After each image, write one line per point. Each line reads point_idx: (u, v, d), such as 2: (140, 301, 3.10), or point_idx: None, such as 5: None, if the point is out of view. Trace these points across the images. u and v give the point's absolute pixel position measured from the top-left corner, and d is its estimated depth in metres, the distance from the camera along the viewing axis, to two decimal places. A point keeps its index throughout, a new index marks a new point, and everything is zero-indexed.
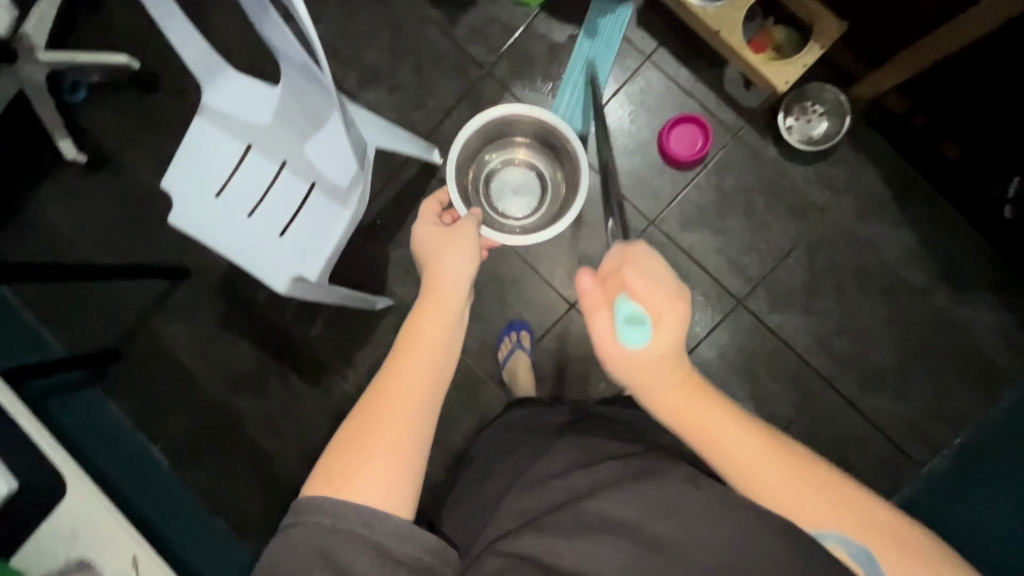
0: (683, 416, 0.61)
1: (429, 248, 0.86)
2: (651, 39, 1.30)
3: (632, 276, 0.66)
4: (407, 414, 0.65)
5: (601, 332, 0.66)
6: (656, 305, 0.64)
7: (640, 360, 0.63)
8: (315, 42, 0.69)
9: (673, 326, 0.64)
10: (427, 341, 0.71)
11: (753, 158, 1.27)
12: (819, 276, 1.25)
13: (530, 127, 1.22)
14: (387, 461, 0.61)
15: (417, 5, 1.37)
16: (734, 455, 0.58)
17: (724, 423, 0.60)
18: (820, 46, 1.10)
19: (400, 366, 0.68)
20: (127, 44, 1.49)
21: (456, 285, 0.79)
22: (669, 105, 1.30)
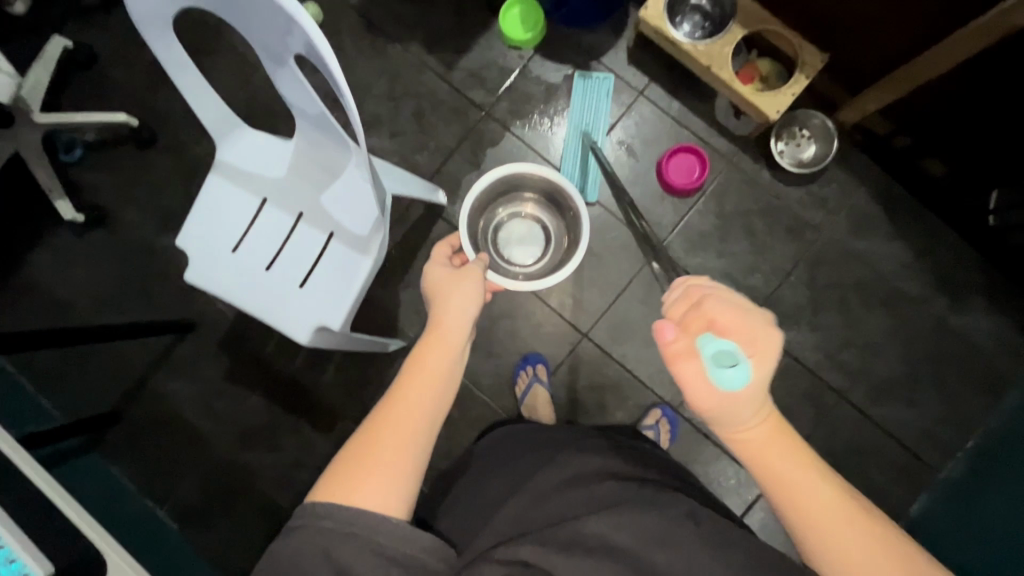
0: (757, 453, 0.62)
1: (436, 281, 0.88)
2: (642, 75, 1.36)
3: (721, 313, 0.68)
4: (409, 436, 0.66)
5: (692, 373, 0.66)
6: (742, 340, 0.66)
7: (734, 398, 0.64)
8: (354, 117, 0.70)
9: (763, 360, 0.66)
10: (429, 367, 0.73)
11: (749, 183, 1.32)
12: (822, 292, 1.29)
13: (538, 184, 1.26)
14: (389, 477, 0.62)
15: (415, 52, 1.41)
16: (799, 499, 0.58)
17: (790, 469, 0.59)
18: (805, 76, 1.16)
19: (405, 391, 0.70)
20: (122, 100, 1.49)
21: (458, 317, 0.82)
22: (665, 137, 1.34)
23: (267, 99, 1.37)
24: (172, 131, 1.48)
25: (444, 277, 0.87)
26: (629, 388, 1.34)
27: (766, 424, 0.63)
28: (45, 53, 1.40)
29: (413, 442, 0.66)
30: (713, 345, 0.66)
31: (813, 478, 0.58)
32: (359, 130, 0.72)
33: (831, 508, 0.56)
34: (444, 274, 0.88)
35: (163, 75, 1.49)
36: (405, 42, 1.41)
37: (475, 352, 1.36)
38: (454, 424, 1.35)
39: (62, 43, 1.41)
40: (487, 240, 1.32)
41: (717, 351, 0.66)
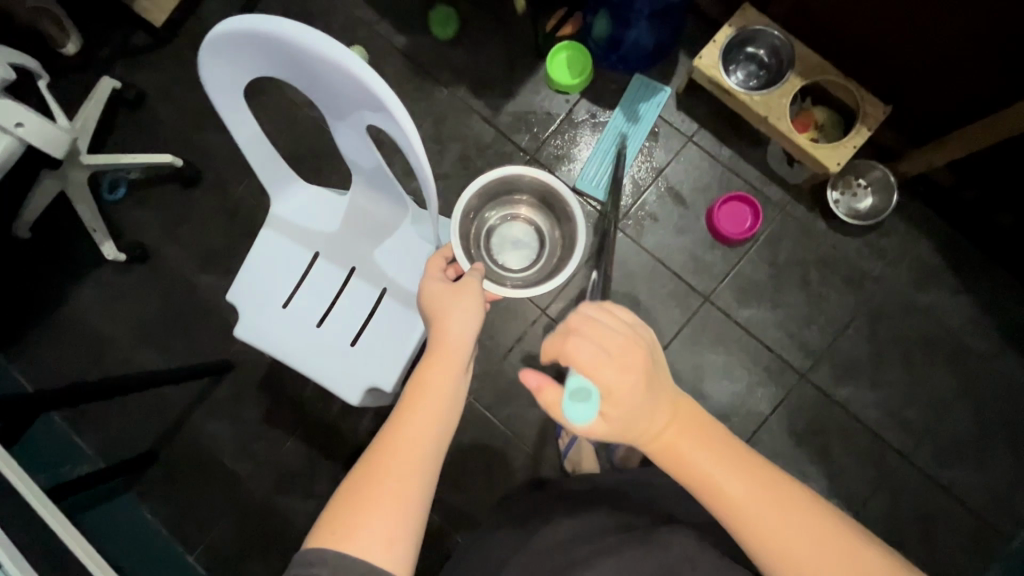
0: (668, 456, 0.56)
1: (434, 296, 0.77)
2: (691, 121, 1.33)
3: (578, 339, 0.58)
4: (408, 481, 0.60)
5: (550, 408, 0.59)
6: (609, 382, 0.57)
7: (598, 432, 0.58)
8: (431, 189, 0.71)
9: (638, 384, 0.57)
10: (434, 389, 0.66)
11: (803, 232, 1.28)
12: (882, 345, 1.25)
13: (533, 186, 1.19)
14: (392, 523, 0.57)
15: (461, 96, 1.40)
16: (718, 491, 0.54)
17: (704, 461, 0.55)
18: (867, 129, 1.12)
19: (406, 418, 0.64)
20: (167, 139, 1.49)
21: (460, 332, 0.72)
22: (715, 185, 1.31)
23: (313, 142, 1.37)
24: (215, 170, 1.48)
25: (440, 291, 0.76)
26: None
27: (679, 413, 0.58)
28: (94, 94, 1.41)
29: (413, 475, 0.61)
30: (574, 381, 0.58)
31: (733, 469, 0.54)
32: (432, 190, 0.72)
33: (754, 492, 0.53)
34: (441, 287, 0.77)
35: (208, 115, 1.49)
36: (450, 86, 1.41)
37: (518, 401, 1.33)
38: (496, 476, 1.31)
39: (111, 84, 1.43)
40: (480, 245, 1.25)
41: (575, 390, 0.58)
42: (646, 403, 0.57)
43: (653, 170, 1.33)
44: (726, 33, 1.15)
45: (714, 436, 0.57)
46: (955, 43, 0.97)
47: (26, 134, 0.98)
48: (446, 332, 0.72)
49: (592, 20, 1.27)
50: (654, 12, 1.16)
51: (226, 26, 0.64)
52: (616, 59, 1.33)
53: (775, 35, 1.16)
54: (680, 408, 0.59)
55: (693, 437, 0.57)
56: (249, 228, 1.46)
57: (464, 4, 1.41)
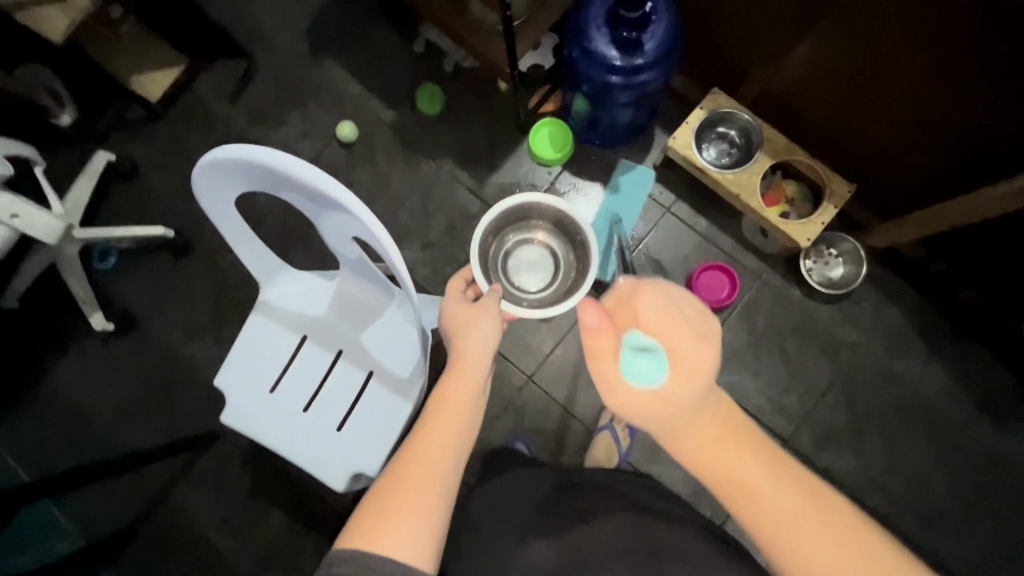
0: (706, 453, 0.59)
1: (454, 319, 0.85)
2: (668, 192, 1.39)
3: (651, 312, 0.64)
4: (432, 484, 0.68)
5: (607, 373, 0.63)
6: (677, 344, 0.62)
7: (650, 396, 0.61)
8: (407, 283, 0.75)
9: (700, 376, 0.61)
10: (454, 404, 0.75)
11: (779, 300, 1.32)
12: (858, 411, 1.28)
13: (548, 212, 1.16)
14: (415, 525, 0.64)
15: (448, 169, 1.45)
16: (762, 505, 0.56)
17: (755, 474, 0.57)
18: (835, 206, 1.19)
19: (430, 428, 0.72)
20: (158, 209, 1.53)
21: (477, 352, 0.80)
22: (694, 254, 1.36)
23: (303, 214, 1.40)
24: (206, 240, 1.51)
25: (461, 311, 0.84)
26: None
27: (734, 424, 0.60)
28: (88, 168, 1.44)
29: (433, 479, 0.68)
30: (636, 344, 0.62)
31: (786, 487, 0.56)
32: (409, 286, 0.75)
33: (805, 512, 0.55)
34: (460, 309, 0.85)
35: None
36: (437, 159, 1.46)
37: None
38: None
39: (106, 158, 1.47)
40: (496, 267, 1.21)
41: (639, 360, 0.61)
42: (707, 401, 0.60)
43: (632, 240, 1.37)
44: (697, 115, 1.22)
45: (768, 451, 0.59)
46: (910, 133, 1.04)
47: (22, 225, 1.01)
48: (467, 351, 0.81)
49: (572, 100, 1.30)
50: (628, 98, 1.20)
51: (214, 154, 0.68)
52: (597, 133, 1.37)
53: (743, 116, 1.23)
54: (737, 421, 0.60)
55: (751, 447, 0.59)
56: (239, 297, 1.48)
57: (450, 83, 1.48)
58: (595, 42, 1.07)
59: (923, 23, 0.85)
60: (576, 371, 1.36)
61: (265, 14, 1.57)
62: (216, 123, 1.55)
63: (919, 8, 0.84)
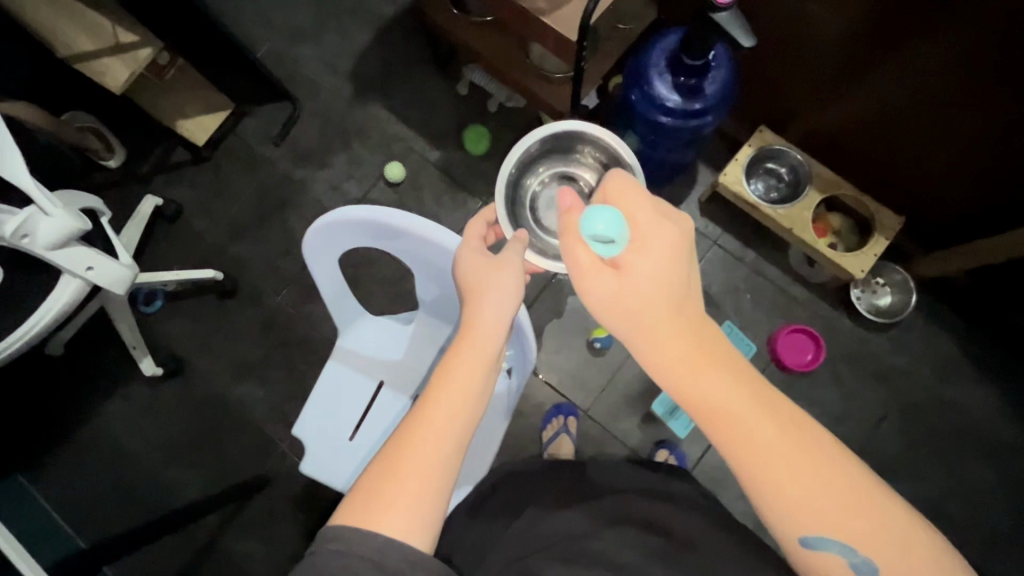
0: (677, 364, 0.55)
1: (471, 275, 0.73)
2: (714, 225, 1.41)
3: (619, 195, 0.60)
4: (432, 460, 0.61)
5: (579, 260, 0.57)
6: (643, 229, 0.58)
7: (614, 286, 0.56)
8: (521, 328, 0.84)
9: (670, 270, 0.56)
10: (459, 375, 0.65)
11: (829, 329, 1.34)
12: (915, 438, 1.29)
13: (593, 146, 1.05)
14: (414, 507, 0.59)
15: (495, 207, 1.48)
16: (731, 424, 0.53)
17: (724, 393, 0.54)
18: (885, 238, 1.22)
19: (432, 399, 0.64)
20: (204, 252, 1.53)
21: (493, 320, 0.69)
22: (742, 285, 1.38)
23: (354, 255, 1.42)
24: (253, 281, 1.51)
25: (480, 265, 0.73)
26: None
27: (707, 337, 0.56)
28: (136, 212, 1.45)
29: (430, 459, 0.61)
30: (600, 213, 0.57)
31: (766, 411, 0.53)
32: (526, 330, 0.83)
33: (771, 432, 0.53)
34: (478, 265, 0.72)
35: (246, 227, 1.54)
36: (485, 196, 1.49)
37: None
38: None
39: (153, 202, 1.47)
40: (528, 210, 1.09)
41: (599, 227, 0.57)
42: (676, 297, 0.56)
43: None
44: (746, 152, 1.26)
45: (745, 372, 0.55)
46: (958, 172, 1.08)
47: (96, 277, 1.00)
48: (480, 314, 0.69)
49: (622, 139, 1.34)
50: (684, 142, 1.23)
51: (349, 215, 0.75)
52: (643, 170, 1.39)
53: (792, 154, 1.28)
54: (710, 337, 0.56)
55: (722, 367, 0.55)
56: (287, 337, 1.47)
57: (496, 123, 1.51)
58: (654, 86, 1.10)
59: (985, 79, 0.90)
60: (631, 404, 1.36)
61: (310, 58, 1.61)
62: (261, 165, 1.57)
63: (982, 65, 0.88)
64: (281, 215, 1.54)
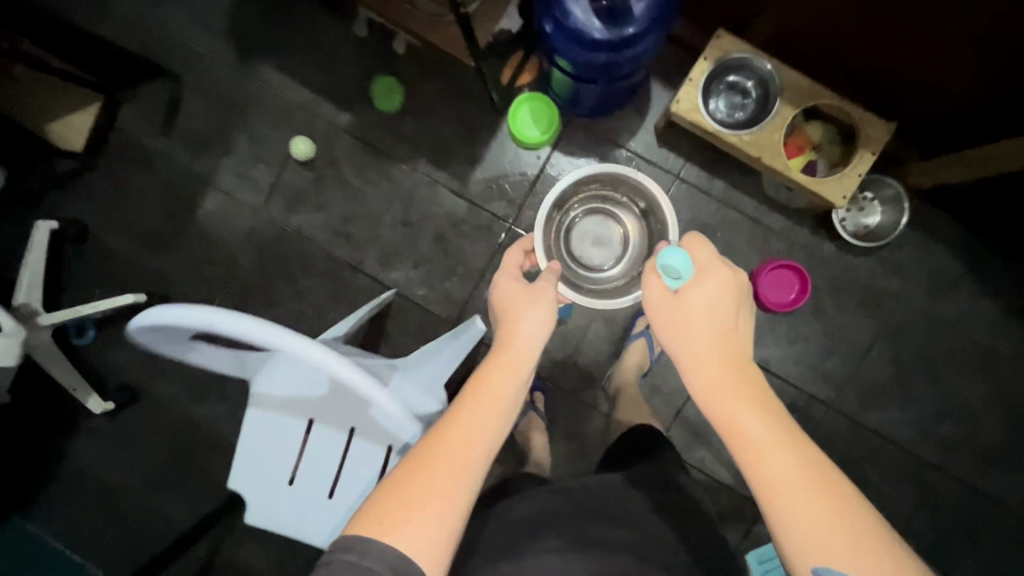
0: (718, 389, 0.61)
1: (505, 300, 0.74)
2: (676, 156, 1.22)
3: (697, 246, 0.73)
4: (456, 468, 0.57)
5: (650, 285, 0.71)
6: (706, 265, 0.69)
7: (681, 303, 0.67)
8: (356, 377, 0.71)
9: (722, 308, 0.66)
10: (488, 387, 0.62)
11: (811, 259, 1.20)
12: (906, 365, 1.20)
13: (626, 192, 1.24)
14: (427, 519, 0.54)
15: (424, 172, 1.29)
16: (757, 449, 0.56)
17: (755, 425, 0.57)
18: (872, 153, 1.03)
19: (461, 412, 0.60)
20: (119, 269, 1.38)
21: (526, 340, 0.68)
22: (713, 222, 1.22)
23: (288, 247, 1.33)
24: (182, 293, 1.38)
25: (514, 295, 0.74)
26: (713, 492, 1.26)
27: (750, 371, 0.62)
28: (31, 242, 1.29)
29: (457, 470, 0.57)
30: (675, 255, 0.72)
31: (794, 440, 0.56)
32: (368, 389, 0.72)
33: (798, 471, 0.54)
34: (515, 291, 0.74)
35: (159, 235, 1.38)
36: (410, 162, 1.29)
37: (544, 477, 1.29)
38: None
39: (49, 226, 1.32)
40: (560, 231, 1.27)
41: (669, 263, 0.72)
42: (726, 327, 0.65)
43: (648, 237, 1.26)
44: (701, 70, 1.04)
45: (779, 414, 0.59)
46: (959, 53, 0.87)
47: None
48: (513, 336, 0.68)
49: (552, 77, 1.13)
50: (615, 77, 1.01)
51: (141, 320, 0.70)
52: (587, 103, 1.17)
53: (756, 62, 1.04)
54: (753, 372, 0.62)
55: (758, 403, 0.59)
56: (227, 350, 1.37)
57: (407, 70, 1.27)
58: (569, 12, 0.87)
59: None
60: (601, 369, 1.28)
61: (179, 22, 1.35)
62: (156, 160, 1.37)
63: None
64: (193, 215, 1.37)
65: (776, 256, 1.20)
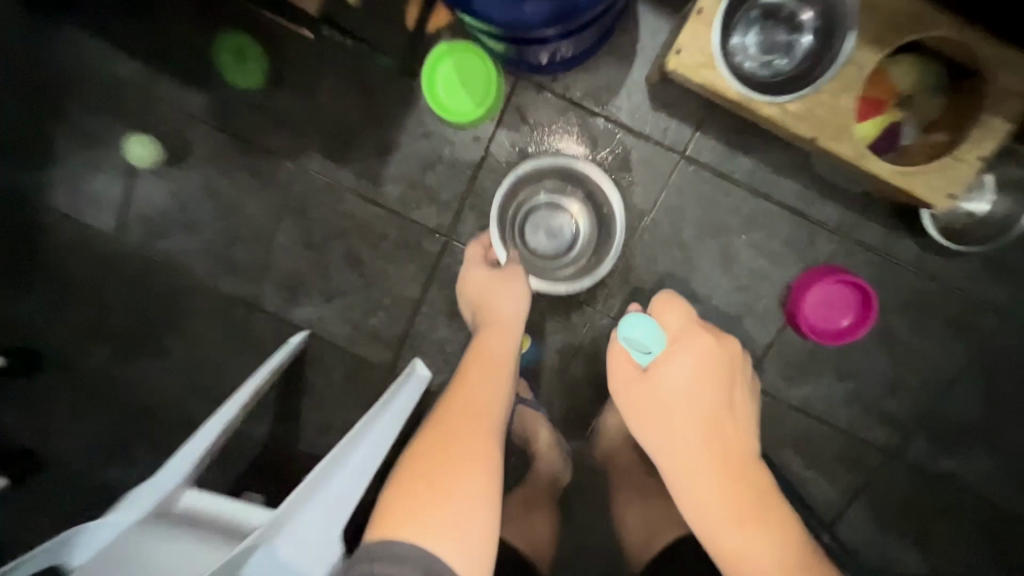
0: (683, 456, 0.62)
1: (479, 290, 0.75)
2: (679, 124, 0.82)
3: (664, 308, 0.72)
4: (480, 471, 0.56)
5: (615, 352, 0.69)
6: (677, 328, 0.69)
7: (653, 379, 0.66)
8: None
9: (704, 385, 0.64)
10: (478, 383, 0.63)
11: (879, 264, 0.83)
12: (997, 397, 0.88)
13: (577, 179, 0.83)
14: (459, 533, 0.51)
15: (319, 172, 0.91)
16: (724, 532, 0.59)
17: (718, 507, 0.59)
18: (1003, 119, 0.63)
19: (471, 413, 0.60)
20: None
21: (513, 313, 0.71)
22: (735, 218, 0.84)
23: (167, 281, 1.02)
24: (38, 346, 1.05)
25: (485, 282, 0.75)
26: None
27: (734, 453, 0.62)
28: None
29: (481, 472, 0.56)
30: (635, 323, 0.69)
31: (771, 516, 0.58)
32: None
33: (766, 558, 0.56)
34: (483, 276, 0.76)
35: None
36: (298, 157, 0.91)
37: None
38: None
39: None
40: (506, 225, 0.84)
41: (636, 335, 0.68)
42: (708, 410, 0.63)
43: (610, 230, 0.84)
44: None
45: (757, 489, 0.60)
46: None
47: None
48: (500, 332, 0.69)
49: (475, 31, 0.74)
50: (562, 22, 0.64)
51: None
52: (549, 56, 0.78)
53: None
54: (738, 452, 0.62)
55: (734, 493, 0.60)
56: (110, 415, 1.06)
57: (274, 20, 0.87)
58: None
59: None
60: (585, 419, 0.97)
61: None
62: None
63: None
64: (27, 245, 1.01)
65: (832, 265, 0.82)
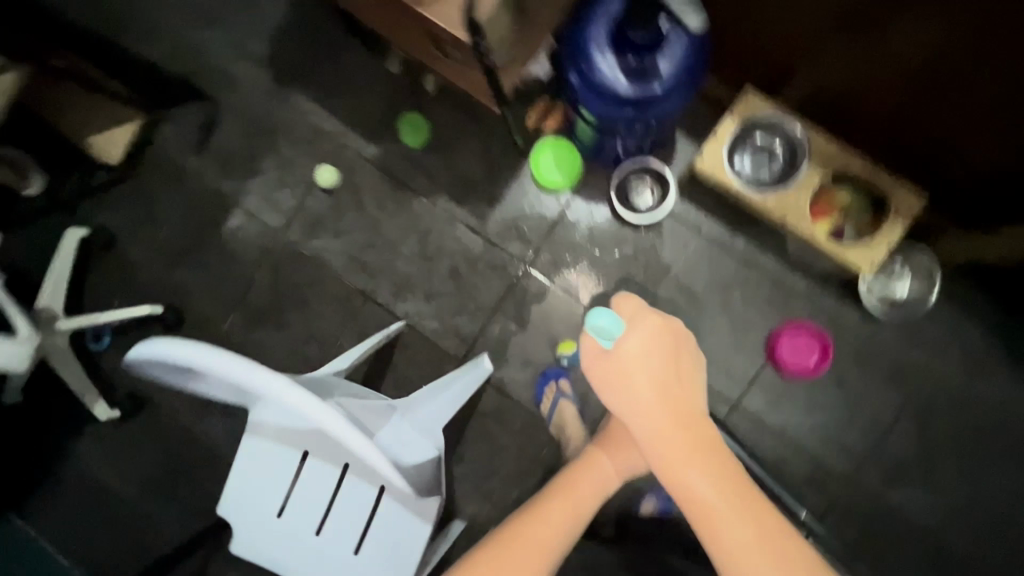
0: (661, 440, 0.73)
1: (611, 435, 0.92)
2: (697, 210, 1.22)
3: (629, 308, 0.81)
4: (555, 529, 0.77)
5: (586, 347, 0.79)
6: (632, 315, 0.80)
7: (615, 357, 0.76)
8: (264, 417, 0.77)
9: (659, 351, 0.76)
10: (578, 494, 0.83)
11: (833, 324, 1.16)
12: (930, 446, 1.14)
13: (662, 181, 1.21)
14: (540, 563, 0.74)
15: (444, 208, 1.30)
16: (680, 481, 0.72)
17: (701, 483, 0.71)
18: (903, 223, 1.04)
19: (549, 501, 0.81)
20: (139, 280, 1.39)
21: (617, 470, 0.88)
22: (732, 278, 1.20)
23: (304, 271, 1.35)
24: (197, 307, 1.38)
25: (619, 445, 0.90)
26: None
27: (693, 434, 0.73)
28: (61, 250, 1.31)
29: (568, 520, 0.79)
30: (601, 315, 0.82)
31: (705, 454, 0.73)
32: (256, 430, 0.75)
33: (714, 501, 0.70)
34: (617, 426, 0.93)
35: (179, 253, 1.39)
36: (430, 196, 1.31)
37: None
38: None
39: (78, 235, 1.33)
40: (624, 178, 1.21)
41: (601, 324, 0.81)
42: (658, 377, 0.75)
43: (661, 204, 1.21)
44: (726, 126, 1.06)
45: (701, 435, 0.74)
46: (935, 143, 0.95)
47: None
48: (595, 464, 0.88)
49: (579, 127, 1.16)
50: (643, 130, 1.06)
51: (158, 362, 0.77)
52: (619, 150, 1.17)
53: (784, 124, 1.08)
54: (695, 434, 0.74)
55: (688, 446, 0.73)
56: None
57: (435, 108, 1.32)
58: (599, 68, 0.92)
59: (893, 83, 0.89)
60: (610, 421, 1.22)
61: (216, 45, 1.40)
62: (186, 177, 1.40)
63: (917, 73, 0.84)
64: (213, 233, 1.39)
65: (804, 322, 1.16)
